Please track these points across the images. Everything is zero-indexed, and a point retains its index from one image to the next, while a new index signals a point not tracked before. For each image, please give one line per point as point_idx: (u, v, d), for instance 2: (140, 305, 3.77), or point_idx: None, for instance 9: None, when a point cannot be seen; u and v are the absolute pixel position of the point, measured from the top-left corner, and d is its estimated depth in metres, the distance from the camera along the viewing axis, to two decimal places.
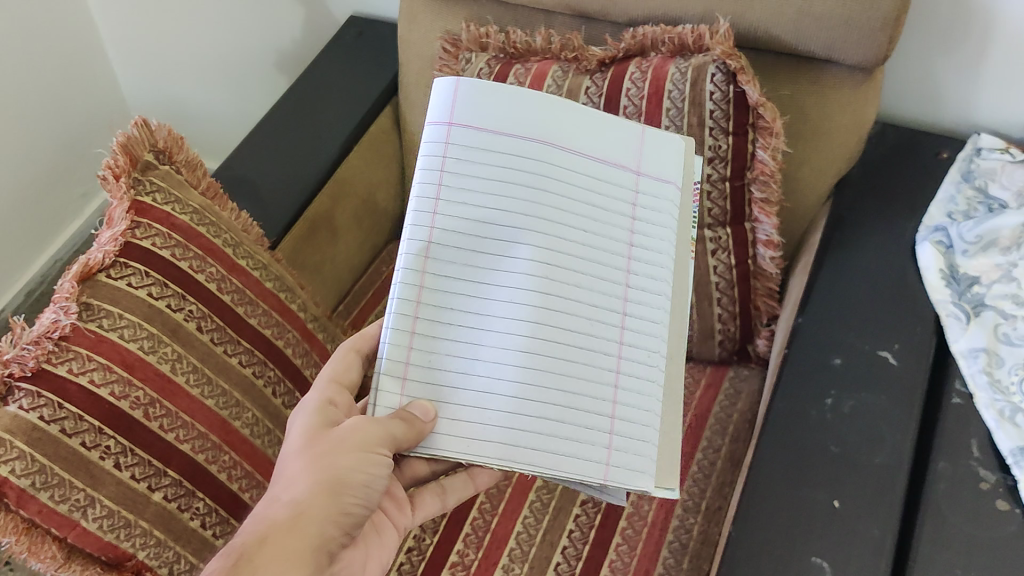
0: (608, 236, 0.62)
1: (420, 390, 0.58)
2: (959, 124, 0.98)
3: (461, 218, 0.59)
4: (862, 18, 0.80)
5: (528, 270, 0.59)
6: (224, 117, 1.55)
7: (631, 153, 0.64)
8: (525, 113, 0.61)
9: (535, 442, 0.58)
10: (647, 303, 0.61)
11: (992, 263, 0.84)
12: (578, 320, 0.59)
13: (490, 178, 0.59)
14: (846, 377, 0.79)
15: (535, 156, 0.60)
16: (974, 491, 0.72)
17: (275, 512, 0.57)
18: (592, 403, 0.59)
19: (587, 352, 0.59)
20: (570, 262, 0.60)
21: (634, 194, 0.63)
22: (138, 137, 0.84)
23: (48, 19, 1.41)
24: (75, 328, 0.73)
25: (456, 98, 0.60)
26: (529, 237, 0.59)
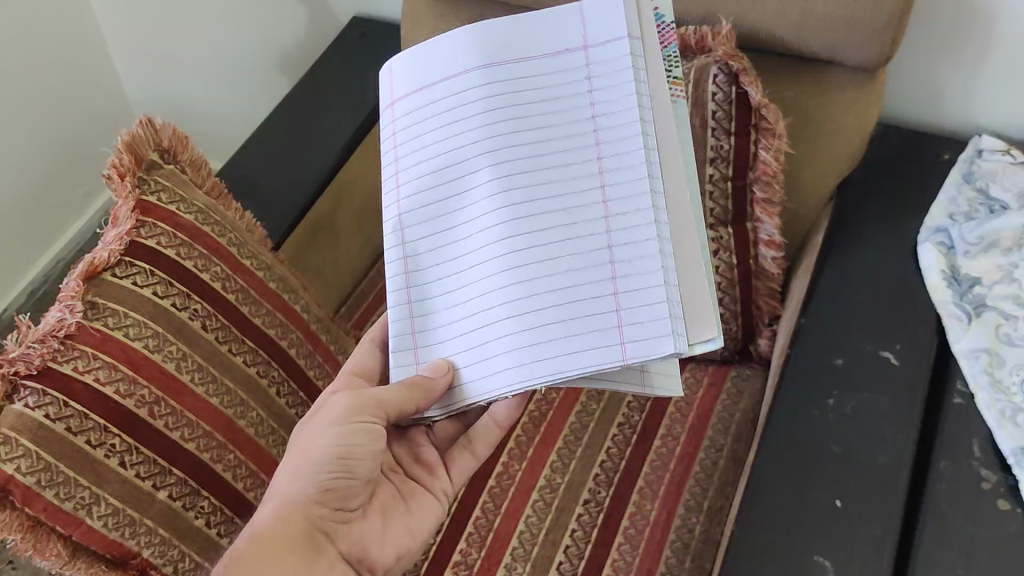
0: (570, 132, 0.63)
1: (432, 350, 0.66)
2: (961, 126, 0.98)
3: (423, 177, 0.67)
4: (864, 19, 0.80)
5: (485, 187, 0.64)
6: (227, 118, 1.56)
7: (569, 32, 0.65)
8: (444, 51, 0.67)
9: (540, 343, 0.60)
10: (624, 169, 0.61)
11: (994, 264, 0.84)
12: (547, 217, 0.62)
13: (432, 123, 0.66)
14: (848, 377, 0.79)
15: (466, 86, 0.65)
16: (975, 491, 0.72)
17: (269, 506, 0.64)
18: (590, 291, 0.60)
19: (568, 247, 0.61)
20: (532, 166, 0.63)
21: (584, 67, 0.64)
22: (144, 136, 0.84)
23: (52, 21, 1.42)
24: (80, 326, 0.73)
25: (390, 86, 0.70)
26: (484, 155, 0.64)
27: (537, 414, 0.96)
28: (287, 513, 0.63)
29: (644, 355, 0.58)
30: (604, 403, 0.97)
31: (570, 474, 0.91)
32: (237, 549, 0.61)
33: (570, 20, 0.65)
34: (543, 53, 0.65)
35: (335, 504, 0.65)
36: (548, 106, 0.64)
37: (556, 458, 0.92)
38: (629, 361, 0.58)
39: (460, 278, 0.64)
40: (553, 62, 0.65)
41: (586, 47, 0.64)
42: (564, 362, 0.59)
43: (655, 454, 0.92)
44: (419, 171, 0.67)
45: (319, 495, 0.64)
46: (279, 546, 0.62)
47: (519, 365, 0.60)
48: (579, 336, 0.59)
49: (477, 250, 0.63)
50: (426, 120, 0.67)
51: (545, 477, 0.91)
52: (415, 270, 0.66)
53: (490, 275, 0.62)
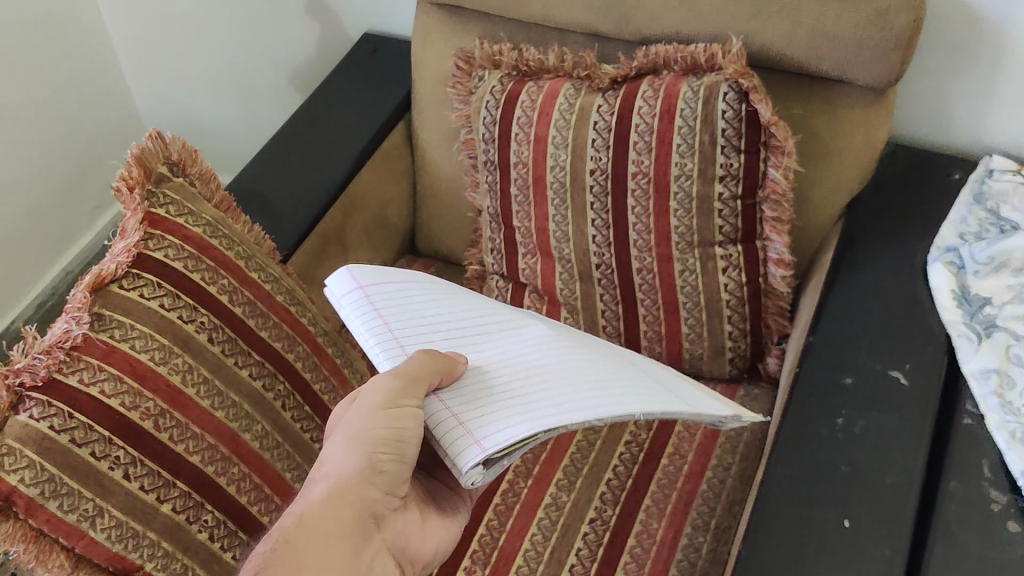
0: (546, 323, 0.75)
1: (468, 413, 0.62)
2: (970, 147, 0.98)
3: (429, 322, 0.69)
4: (873, 40, 0.80)
5: (501, 336, 0.71)
6: (236, 134, 1.56)
7: (506, 283, 0.82)
8: (401, 270, 0.74)
9: (609, 405, 0.63)
10: (611, 351, 0.73)
11: (1004, 284, 0.84)
12: (558, 351, 0.70)
13: (426, 302, 0.70)
14: (858, 397, 0.78)
15: (443, 293, 0.73)
16: (985, 512, 0.72)
17: (315, 491, 0.61)
18: (640, 390, 0.66)
19: (590, 368, 0.68)
20: (519, 334, 0.72)
21: (530, 297, 0.82)
22: (153, 149, 0.85)
23: (66, 38, 1.44)
24: (87, 338, 0.74)
25: (355, 275, 0.69)
26: (490, 322, 0.72)
27: None
28: (337, 494, 0.60)
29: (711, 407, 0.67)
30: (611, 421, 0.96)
31: (575, 492, 0.90)
32: (284, 532, 0.58)
33: (507, 279, 0.83)
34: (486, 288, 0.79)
35: (384, 489, 0.62)
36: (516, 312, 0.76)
37: (563, 475, 0.92)
38: (702, 413, 0.65)
39: (494, 377, 0.66)
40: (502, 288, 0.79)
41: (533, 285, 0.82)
42: (651, 409, 0.62)
43: (662, 473, 0.91)
44: (411, 314, 0.68)
45: (371, 475, 0.61)
46: (333, 530, 0.59)
47: (623, 409, 0.62)
48: (636, 395, 0.65)
49: (509, 361, 0.68)
50: (416, 294, 0.71)
51: (551, 494, 0.90)
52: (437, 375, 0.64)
53: (526, 371, 0.67)
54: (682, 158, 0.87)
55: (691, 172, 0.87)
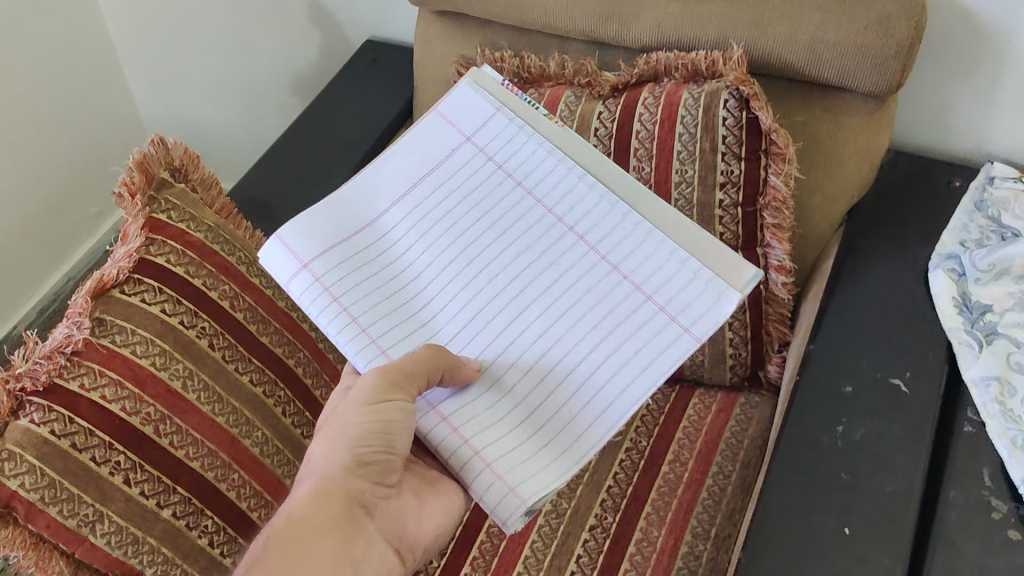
0: (506, 222, 0.72)
1: (487, 437, 0.62)
2: (971, 154, 0.98)
3: (387, 282, 0.70)
4: (874, 47, 0.80)
5: (461, 263, 0.70)
6: (238, 141, 1.56)
7: (447, 138, 0.76)
8: (343, 213, 0.73)
9: (597, 378, 0.64)
10: (586, 218, 0.71)
11: (1004, 292, 0.84)
12: (524, 272, 0.69)
13: (375, 265, 0.70)
14: (858, 405, 0.78)
15: (394, 231, 0.72)
16: (985, 521, 0.72)
17: (305, 482, 0.61)
18: (619, 313, 0.66)
19: (563, 297, 0.68)
20: (485, 253, 0.70)
21: (480, 153, 0.75)
22: (155, 154, 0.85)
23: (69, 46, 1.44)
24: (87, 343, 0.74)
25: (294, 254, 0.70)
26: (449, 245, 0.71)
27: None
28: (325, 486, 0.60)
29: (704, 317, 0.64)
30: None
31: (576, 500, 0.90)
32: (275, 526, 0.58)
33: (443, 131, 0.76)
34: (436, 164, 0.75)
35: (373, 477, 0.62)
36: (475, 204, 0.73)
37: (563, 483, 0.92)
38: (702, 333, 0.63)
39: (467, 338, 0.67)
40: (450, 165, 0.75)
41: (471, 141, 0.75)
42: (645, 369, 0.63)
43: (663, 480, 0.91)
44: (361, 280, 0.69)
45: (360, 466, 0.61)
46: (323, 520, 0.59)
47: (617, 381, 0.63)
48: (620, 338, 0.65)
49: (477, 301, 0.68)
50: (364, 249, 0.71)
51: (552, 502, 0.90)
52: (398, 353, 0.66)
53: (499, 317, 0.67)
54: (682, 165, 0.87)
55: (692, 179, 0.87)
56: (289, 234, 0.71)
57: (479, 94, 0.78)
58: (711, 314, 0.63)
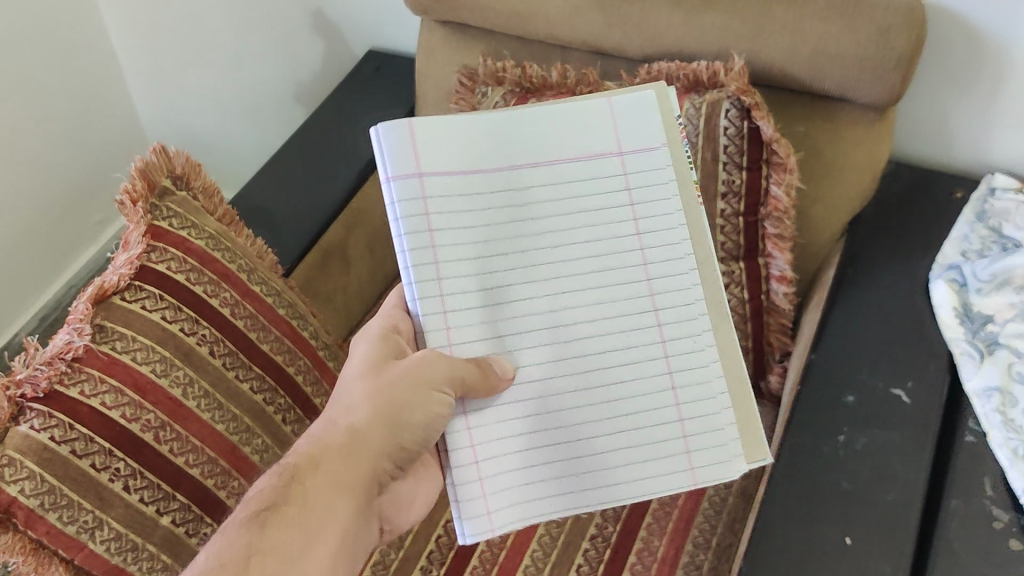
0: (610, 240, 0.63)
1: (496, 451, 0.59)
2: (972, 166, 0.98)
3: (477, 246, 0.61)
4: (874, 60, 0.81)
5: (550, 276, 0.62)
6: (241, 150, 1.57)
7: (601, 137, 0.64)
8: (456, 145, 0.61)
9: (598, 464, 0.61)
10: (674, 292, 0.63)
11: (1007, 302, 0.83)
12: (601, 309, 0.63)
13: (470, 225, 0.61)
14: (859, 415, 0.78)
15: (493, 201, 0.61)
16: (986, 530, 0.71)
17: (331, 436, 0.60)
18: (651, 409, 0.62)
19: (621, 360, 0.62)
20: (573, 281, 0.62)
21: (622, 177, 0.64)
22: (156, 163, 0.85)
23: (72, 56, 1.45)
24: (88, 350, 0.74)
25: (411, 148, 0.60)
26: (546, 262, 0.62)
27: None
28: (354, 447, 0.59)
29: (715, 475, 0.62)
30: None
31: None
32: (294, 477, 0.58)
33: (604, 129, 0.64)
34: (578, 153, 0.63)
35: (398, 460, 0.61)
36: (588, 208, 0.63)
37: None
38: (700, 481, 0.61)
39: (521, 341, 0.61)
40: (578, 165, 0.63)
41: (620, 154, 0.64)
42: (637, 480, 0.61)
43: (663, 490, 0.90)
44: (454, 240, 0.60)
45: (391, 450, 0.60)
46: (340, 488, 0.59)
47: (603, 477, 0.61)
48: (636, 431, 0.62)
49: (544, 329, 0.61)
50: (473, 206, 0.61)
51: None
52: (455, 327, 0.60)
53: (558, 350, 0.61)
54: None
55: None
56: (420, 127, 0.60)
57: (657, 113, 0.65)
58: (719, 466, 0.62)
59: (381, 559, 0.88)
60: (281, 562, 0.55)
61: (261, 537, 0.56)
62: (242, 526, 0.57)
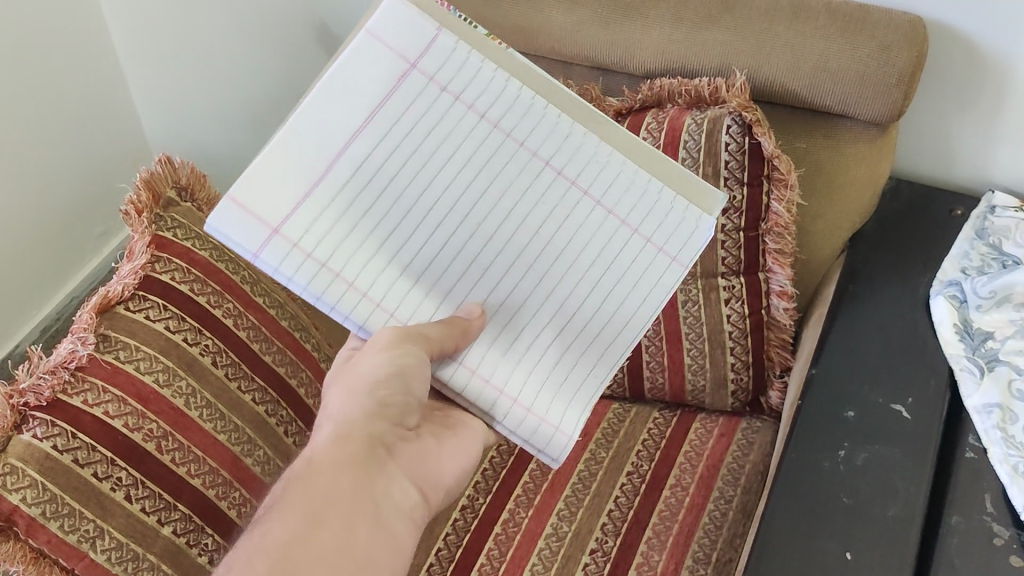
0: (489, 159, 0.54)
1: (515, 381, 0.56)
2: (972, 183, 0.99)
3: (365, 222, 0.53)
4: (876, 76, 0.81)
5: (440, 204, 0.54)
6: (244, 163, 1.57)
7: (382, 63, 0.52)
8: (277, 172, 0.51)
9: (599, 326, 0.58)
10: (567, 159, 0.56)
11: (1006, 319, 0.83)
12: (506, 212, 0.55)
13: (343, 217, 0.52)
14: (859, 431, 0.78)
15: (350, 165, 0.52)
16: (987, 547, 0.71)
17: (318, 438, 0.54)
18: (603, 253, 0.57)
19: (551, 255, 0.56)
20: (466, 194, 0.54)
21: (433, 84, 0.53)
22: (161, 173, 0.86)
23: (76, 70, 1.46)
24: (92, 359, 0.74)
25: (244, 225, 0.50)
26: (431, 182, 0.54)
27: (539, 472, 0.95)
28: (347, 432, 0.53)
29: (697, 247, 0.58)
30: (612, 452, 0.96)
31: (576, 523, 0.90)
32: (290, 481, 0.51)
33: (378, 54, 0.52)
34: (383, 93, 0.52)
35: (394, 426, 0.55)
36: (445, 135, 0.54)
37: (564, 506, 0.91)
38: (689, 262, 0.58)
39: (465, 288, 0.55)
40: (397, 101, 0.52)
41: (417, 67, 0.53)
42: (641, 306, 0.58)
43: (663, 505, 0.90)
44: (344, 242, 0.52)
45: (381, 415, 0.54)
46: (341, 468, 0.51)
47: (613, 338, 0.58)
48: (616, 283, 0.58)
49: (464, 259, 0.55)
50: (334, 203, 0.52)
51: (552, 525, 0.90)
52: (410, 321, 0.54)
53: (493, 273, 0.56)
54: None
55: None
56: (244, 191, 0.50)
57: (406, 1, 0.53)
58: (687, 233, 0.57)
59: None
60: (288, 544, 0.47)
61: (270, 537, 0.48)
62: (242, 536, 0.49)
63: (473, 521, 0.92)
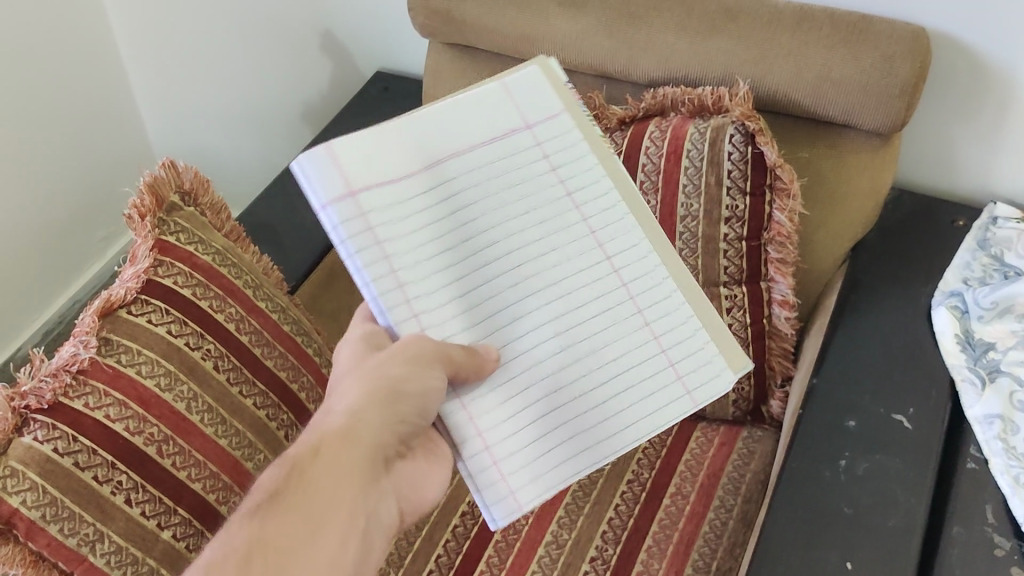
0: (556, 216, 0.60)
1: (505, 433, 0.56)
2: (975, 194, 0.99)
3: (423, 232, 0.57)
4: (879, 86, 0.81)
5: (500, 247, 0.58)
6: (249, 169, 1.58)
7: (508, 119, 0.62)
8: (372, 151, 0.57)
9: (601, 418, 0.58)
10: (625, 248, 0.61)
11: (1008, 330, 0.84)
12: (560, 268, 0.59)
13: (407, 215, 0.57)
14: (861, 441, 0.78)
15: (422, 180, 0.58)
16: (988, 558, 0.71)
17: (328, 422, 0.56)
18: (634, 341, 0.59)
19: (589, 320, 0.59)
20: (522, 243, 0.59)
21: (538, 150, 0.62)
22: (166, 178, 0.86)
23: (81, 75, 1.46)
24: (93, 362, 0.74)
25: (329, 174, 0.56)
26: (496, 224, 0.59)
27: None
28: (352, 431, 0.55)
29: (709, 389, 0.59)
30: (613, 459, 0.96)
31: (576, 531, 0.90)
32: (296, 466, 0.54)
33: (506, 107, 0.62)
34: (491, 137, 0.60)
35: (399, 436, 0.56)
36: (516, 187, 0.60)
37: (564, 513, 0.91)
38: (702, 402, 0.59)
39: (501, 322, 0.58)
40: (492, 149, 0.60)
41: (530, 130, 0.62)
42: (647, 413, 0.58)
43: (664, 513, 0.90)
44: (395, 240, 0.56)
45: (391, 425, 0.55)
46: (343, 472, 0.54)
47: (615, 429, 0.58)
48: (629, 373, 0.59)
49: (509, 299, 0.58)
50: (408, 200, 0.57)
51: (552, 532, 0.90)
52: (430, 329, 0.56)
53: (533, 317, 0.58)
54: (688, 199, 0.87)
55: (697, 213, 0.88)
56: (342, 147, 0.57)
57: (546, 85, 0.64)
58: (708, 375, 0.60)
59: None
60: (287, 550, 0.51)
61: (264, 529, 0.52)
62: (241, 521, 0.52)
63: (472, 528, 0.91)
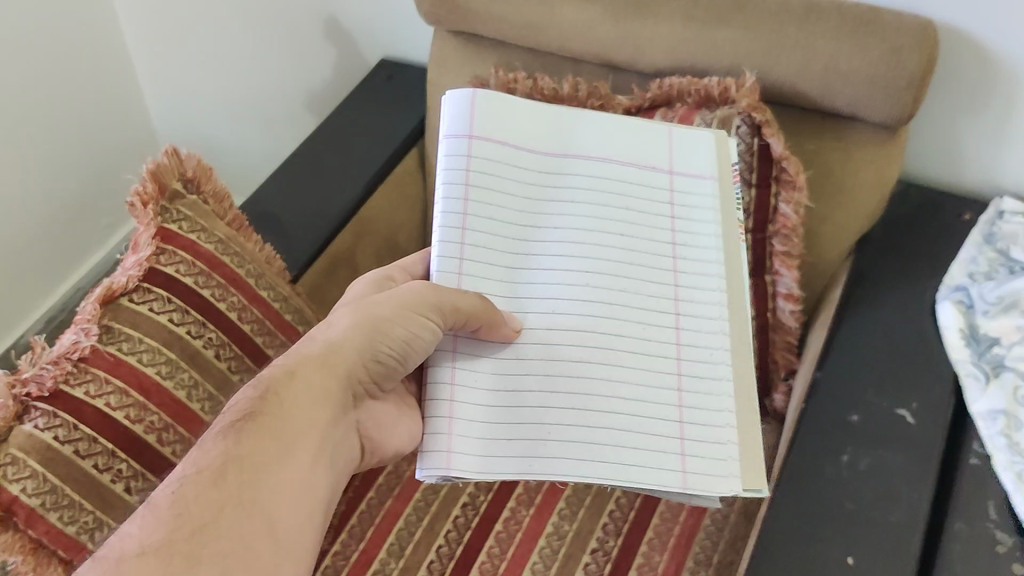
0: (640, 232, 0.70)
1: (473, 404, 0.63)
2: (982, 188, 0.98)
3: (513, 206, 0.69)
4: (887, 78, 0.81)
5: (577, 248, 0.68)
6: (253, 157, 1.57)
7: (654, 155, 0.72)
8: (509, 120, 0.70)
9: (583, 436, 0.63)
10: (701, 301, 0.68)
11: (1013, 325, 0.83)
12: (635, 275, 0.68)
13: (507, 183, 0.69)
14: (865, 436, 0.78)
15: (531, 173, 0.70)
16: (989, 554, 0.71)
17: (310, 348, 0.65)
18: (663, 378, 0.65)
19: (646, 334, 0.66)
20: (605, 248, 0.69)
21: (666, 190, 0.71)
22: (168, 165, 0.84)
23: (85, 61, 1.46)
24: (95, 350, 0.74)
25: (469, 113, 0.69)
26: (572, 232, 0.69)
27: None
28: (331, 359, 0.64)
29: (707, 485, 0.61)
30: None
31: (577, 522, 0.90)
32: (271, 385, 0.63)
33: (663, 145, 0.73)
34: (628, 160, 0.72)
35: (374, 374, 0.66)
36: (624, 204, 0.71)
37: (565, 504, 0.91)
38: (689, 486, 0.61)
39: (546, 295, 0.67)
40: (617, 168, 0.72)
41: (669, 173, 0.72)
42: (628, 458, 0.62)
43: (665, 505, 0.90)
44: (481, 198, 0.68)
45: (368, 362, 0.65)
46: (316, 398, 0.63)
47: (588, 450, 0.62)
48: (641, 400, 0.64)
49: (571, 290, 0.67)
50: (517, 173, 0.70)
51: (553, 524, 0.90)
52: (468, 278, 0.66)
53: (587, 316, 0.66)
54: None
55: None
56: (493, 104, 0.70)
57: (712, 153, 0.73)
58: (711, 476, 0.62)
59: (380, 568, 0.88)
60: (260, 470, 0.59)
61: (238, 445, 0.60)
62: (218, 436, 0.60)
63: (474, 518, 0.91)
